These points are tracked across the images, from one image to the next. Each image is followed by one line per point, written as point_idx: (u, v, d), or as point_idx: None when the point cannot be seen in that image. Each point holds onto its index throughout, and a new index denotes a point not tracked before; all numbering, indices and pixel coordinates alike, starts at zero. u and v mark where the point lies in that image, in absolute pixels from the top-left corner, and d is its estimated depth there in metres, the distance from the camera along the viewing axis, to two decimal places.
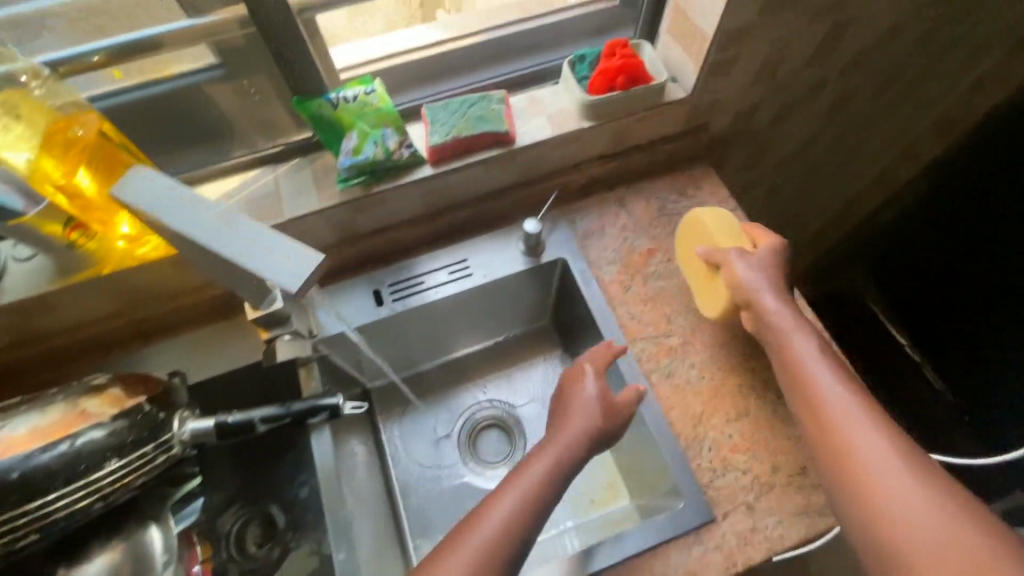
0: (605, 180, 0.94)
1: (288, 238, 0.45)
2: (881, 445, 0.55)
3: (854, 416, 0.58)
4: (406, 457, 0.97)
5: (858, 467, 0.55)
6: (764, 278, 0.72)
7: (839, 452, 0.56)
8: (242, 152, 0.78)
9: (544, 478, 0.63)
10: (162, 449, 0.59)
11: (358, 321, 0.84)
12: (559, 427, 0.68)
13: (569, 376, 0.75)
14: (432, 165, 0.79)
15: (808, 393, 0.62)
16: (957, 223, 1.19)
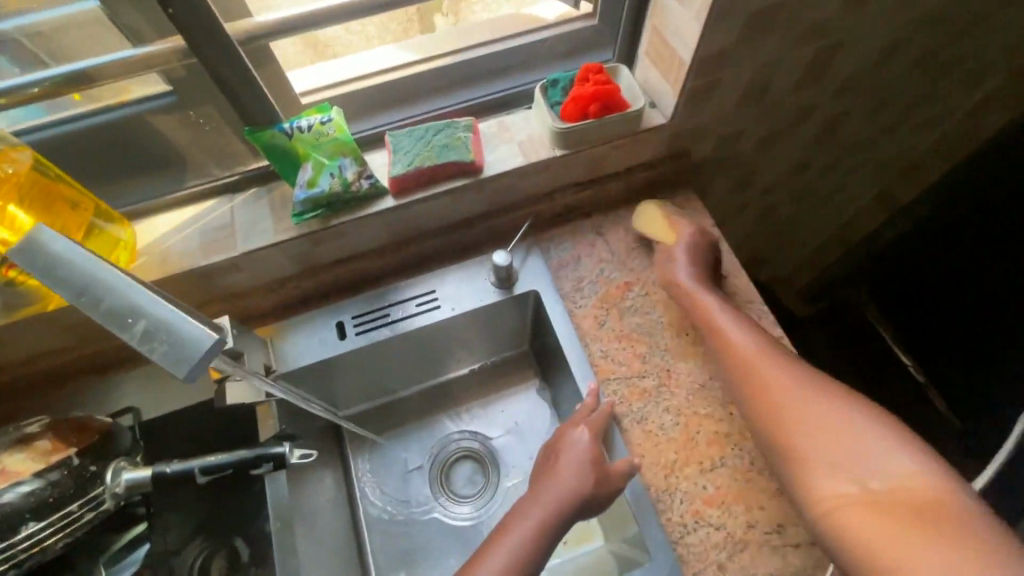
0: (583, 207, 0.90)
1: (196, 324, 0.45)
2: (792, 380, 0.66)
3: (768, 362, 0.69)
4: (375, 490, 0.94)
5: (778, 403, 0.65)
6: (682, 254, 0.80)
7: (764, 395, 0.67)
8: (197, 181, 0.75)
9: (531, 538, 0.65)
10: (90, 507, 0.58)
11: (320, 354, 0.81)
12: (545, 485, 0.69)
13: (561, 431, 0.75)
14: (394, 196, 0.75)
15: (730, 351, 0.72)
16: (950, 229, 1.18)
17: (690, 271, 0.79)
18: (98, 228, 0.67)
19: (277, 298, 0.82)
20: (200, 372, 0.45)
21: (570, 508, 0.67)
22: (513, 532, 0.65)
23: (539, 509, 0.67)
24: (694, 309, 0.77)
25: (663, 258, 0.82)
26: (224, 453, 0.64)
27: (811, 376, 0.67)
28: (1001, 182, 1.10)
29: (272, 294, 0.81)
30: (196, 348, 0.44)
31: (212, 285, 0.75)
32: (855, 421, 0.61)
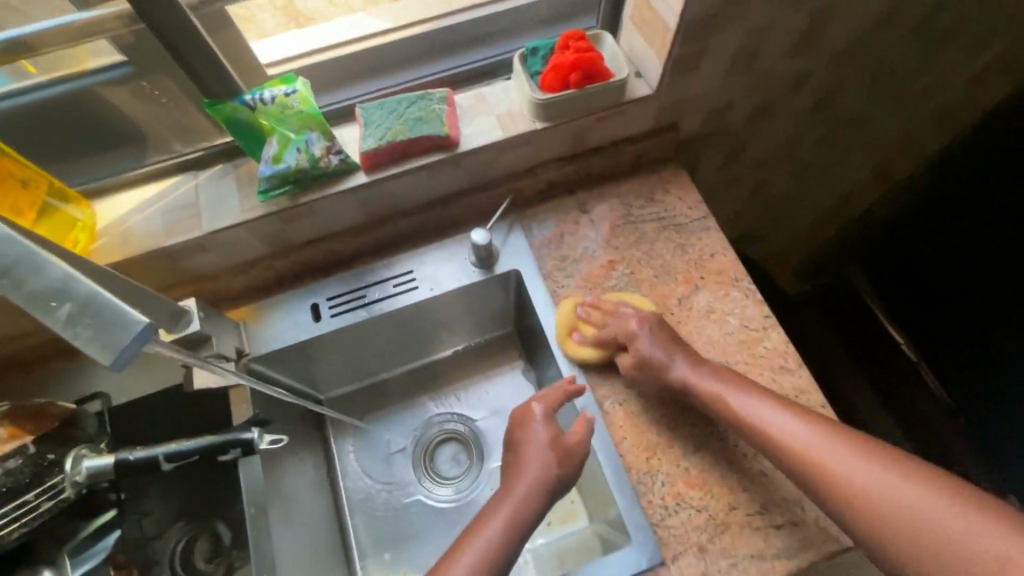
0: (566, 182, 0.87)
1: (126, 309, 0.42)
2: (877, 475, 0.56)
3: (834, 451, 0.59)
4: (357, 474, 0.92)
5: (880, 508, 0.55)
6: (664, 356, 0.70)
7: (856, 498, 0.56)
8: (160, 157, 0.72)
9: (500, 535, 0.62)
10: (47, 495, 0.59)
11: (294, 337, 0.79)
12: (512, 479, 0.67)
13: (518, 419, 0.72)
14: (366, 172, 0.72)
15: (792, 453, 0.61)
16: (946, 210, 1.14)
17: (680, 369, 0.69)
18: (51, 208, 0.65)
19: (249, 279, 0.79)
20: (129, 357, 0.43)
21: (541, 501, 0.65)
22: (483, 533, 0.62)
23: (508, 512, 0.64)
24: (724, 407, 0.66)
25: (640, 372, 0.72)
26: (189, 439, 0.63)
27: (889, 460, 0.57)
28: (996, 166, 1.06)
29: (243, 276, 0.78)
30: (121, 335, 0.42)
31: (178, 266, 0.72)
32: (966, 508, 0.52)
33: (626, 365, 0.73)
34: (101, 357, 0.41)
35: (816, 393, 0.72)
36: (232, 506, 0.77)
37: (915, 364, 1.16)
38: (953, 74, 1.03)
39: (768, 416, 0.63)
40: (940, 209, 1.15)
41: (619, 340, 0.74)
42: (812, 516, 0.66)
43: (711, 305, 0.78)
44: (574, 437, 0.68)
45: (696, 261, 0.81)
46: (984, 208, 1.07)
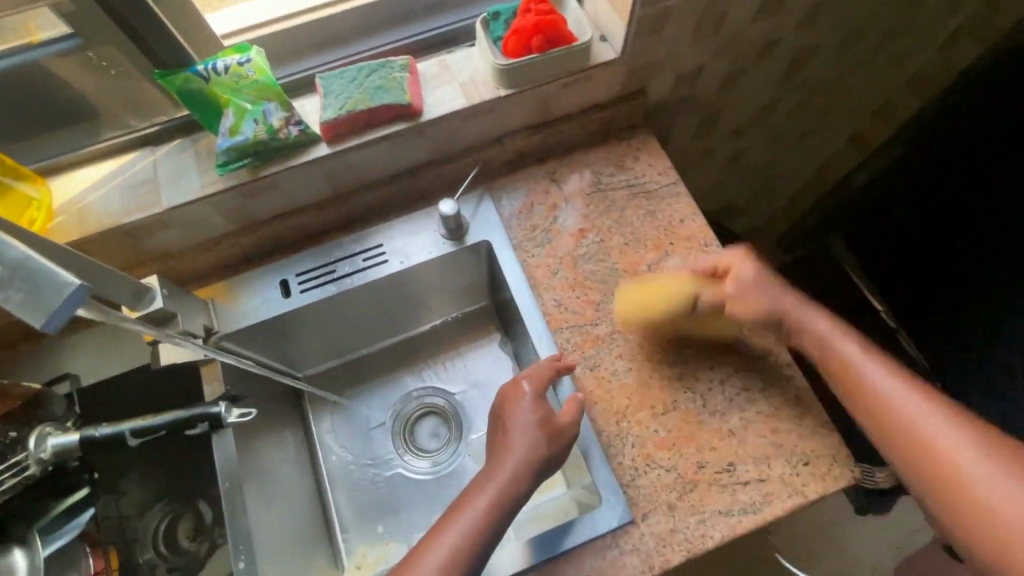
0: (535, 151, 0.86)
1: (59, 273, 0.41)
2: (912, 399, 0.62)
3: (878, 370, 0.65)
4: (336, 449, 0.92)
5: (907, 412, 0.62)
6: (761, 290, 0.72)
7: (887, 413, 0.63)
8: (116, 133, 0.71)
9: (485, 512, 0.61)
10: (11, 471, 0.60)
11: (264, 314, 0.78)
12: (498, 460, 0.65)
13: (506, 395, 0.71)
14: (328, 143, 0.71)
15: (844, 367, 0.67)
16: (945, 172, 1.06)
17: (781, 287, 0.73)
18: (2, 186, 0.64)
19: (215, 257, 0.78)
20: (63, 318, 0.42)
21: (527, 476, 0.64)
22: (466, 514, 0.61)
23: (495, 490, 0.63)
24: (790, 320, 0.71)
25: (733, 298, 0.73)
26: (156, 415, 0.64)
27: (923, 384, 0.64)
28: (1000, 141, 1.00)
29: (208, 254, 0.77)
30: (54, 297, 0.41)
31: (139, 244, 0.71)
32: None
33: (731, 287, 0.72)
34: (38, 323, 0.41)
35: (783, 353, 0.73)
36: (211, 485, 0.78)
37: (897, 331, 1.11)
38: (924, 37, 1.03)
39: (832, 332, 0.69)
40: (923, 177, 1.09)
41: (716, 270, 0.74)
42: (777, 472, 0.67)
43: (680, 270, 0.79)
44: (564, 417, 0.68)
45: (665, 227, 0.81)
46: (976, 187, 1.04)
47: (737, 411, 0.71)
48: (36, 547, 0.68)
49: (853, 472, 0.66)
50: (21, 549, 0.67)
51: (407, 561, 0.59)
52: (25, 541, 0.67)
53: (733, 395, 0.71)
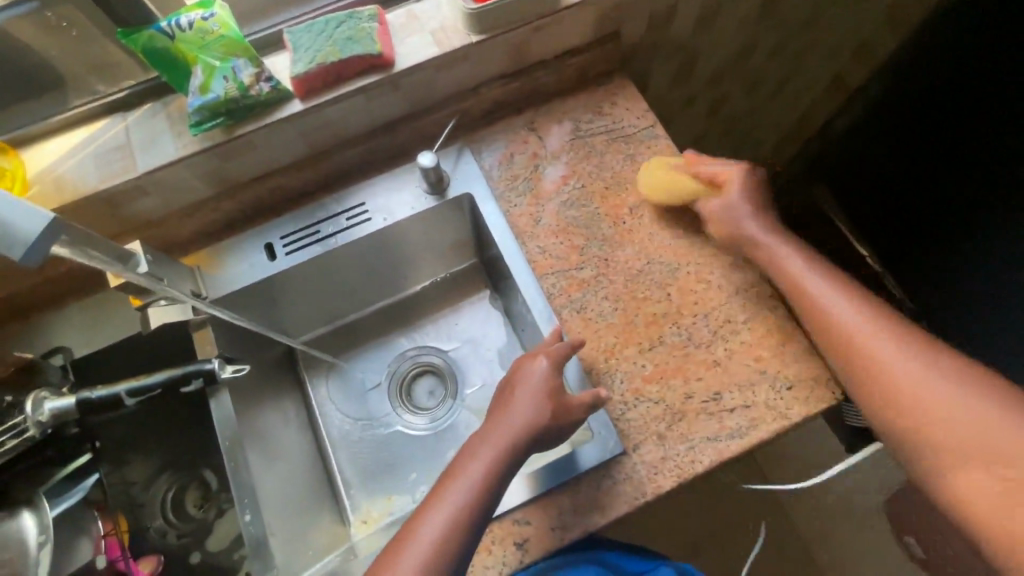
0: (512, 101, 0.85)
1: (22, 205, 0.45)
2: (905, 363, 0.60)
3: (933, 385, 0.58)
4: (336, 411, 0.94)
5: (880, 369, 0.61)
6: (747, 209, 0.73)
7: (856, 363, 0.62)
8: (84, 100, 0.70)
9: (483, 458, 0.62)
10: (12, 434, 0.62)
11: (251, 277, 0.79)
12: (498, 414, 0.65)
13: (524, 359, 0.69)
14: (302, 99, 0.70)
15: (888, 379, 0.60)
16: (934, 135, 1.05)
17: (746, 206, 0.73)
18: None
19: (197, 224, 0.78)
20: (40, 252, 0.46)
21: (523, 424, 0.64)
22: (467, 465, 0.62)
23: (494, 439, 0.63)
24: (817, 319, 0.65)
25: (720, 217, 0.74)
26: (149, 375, 0.67)
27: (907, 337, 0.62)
28: (996, 118, 0.97)
29: (189, 221, 0.77)
30: (31, 231, 0.45)
31: (119, 211, 0.71)
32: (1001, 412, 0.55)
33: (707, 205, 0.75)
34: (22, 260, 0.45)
35: (765, 285, 0.75)
36: (214, 452, 0.80)
37: (880, 273, 1.22)
38: None
39: (871, 334, 0.62)
40: (903, 141, 1.10)
41: (716, 180, 0.75)
42: (762, 398, 0.69)
43: (662, 212, 0.79)
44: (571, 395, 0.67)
45: None
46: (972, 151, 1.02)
47: (721, 342, 0.72)
48: (42, 507, 0.69)
49: (834, 393, 0.68)
50: (28, 515, 0.68)
51: (412, 519, 0.60)
52: (32, 502, 0.69)
53: (718, 327, 0.73)
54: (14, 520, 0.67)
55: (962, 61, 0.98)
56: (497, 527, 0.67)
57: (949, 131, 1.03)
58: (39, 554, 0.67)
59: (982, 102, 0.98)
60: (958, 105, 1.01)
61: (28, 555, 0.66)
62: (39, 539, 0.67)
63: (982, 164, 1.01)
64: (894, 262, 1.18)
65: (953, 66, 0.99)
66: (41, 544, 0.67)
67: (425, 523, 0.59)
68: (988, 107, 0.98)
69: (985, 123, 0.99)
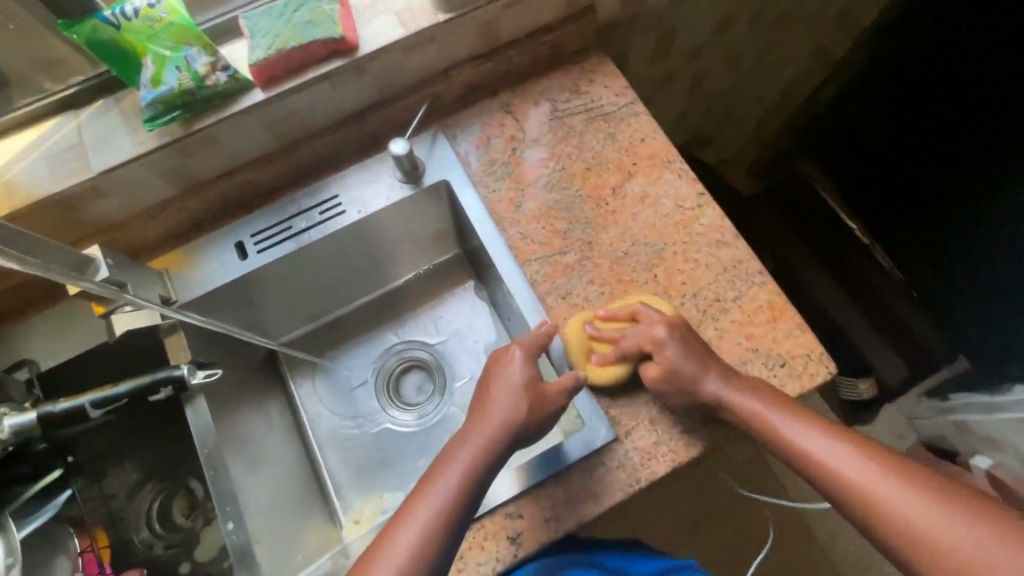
0: (487, 83, 0.82)
1: None
2: (907, 500, 0.53)
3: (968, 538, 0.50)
4: (322, 411, 0.91)
5: (884, 510, 0.53)
6: (696, 369, 0.63)
7: (854, 504, 0.55)
8: (30, 99, 0.66)
9: (465, 456, 0.60)
10: None
11: (223, 278, 0.76)
12: (479, 414, 0.63)
13: (496, 356, 0.68)
14: (263, 89, 0.67)
15: (951, 561, 0.50)
16: (931, 133, 1.05)
17: (688, 362, 0.63)
18: None
19: (162, 225, 0.75)
20: None
21: (504, 424, 0.62)
22: (447, 466, 0.60)
23: (473, 440, 0.61)
24: (800, 458, 0.59)
25: (665, 385, 0.64)
26: (115, 385, 0.64)
27: (899, 467, 0.55)
28: (992, 119, 0.94)
29: (155, 221, 0.74)
30: None
31: (76, 214, 0.67)
32: None
33: (646, 371, 0.66)
34: None
35: (754, 261, 0.73)
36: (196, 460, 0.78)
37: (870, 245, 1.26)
38: None
39: (861, 471, 0.55)
40: (902, 136, 1.11)
41: (643, 348, 0.66)
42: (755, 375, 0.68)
43: (645, 190, 0.77)
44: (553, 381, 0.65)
45: (627, 148, 0.79)
46: (966, 151, 1.00)
47: (711, 321, 0.71)
48: (9, 528, 0.62)
49: (828, 367, 0.67)
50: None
51: (389, 526, 0.57)
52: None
53: (707, 306, 0.71)
54: None
55: (960, 62, 0.96)
56: (489, 522, 0.65)
57: (944, 132, 1.02)
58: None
59: (983, 102, 0.94)
60: (957, 106, 0.99)
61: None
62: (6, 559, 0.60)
63: (981, 165, 0.98)
64: (896, 247, 1.21)
65: (952, 65, 0.98)
66: (10, 567, 0.60)
67: (404, 531, 0.56)
68: (987, 107, 0.94)
69: (983, 126, 0.95)
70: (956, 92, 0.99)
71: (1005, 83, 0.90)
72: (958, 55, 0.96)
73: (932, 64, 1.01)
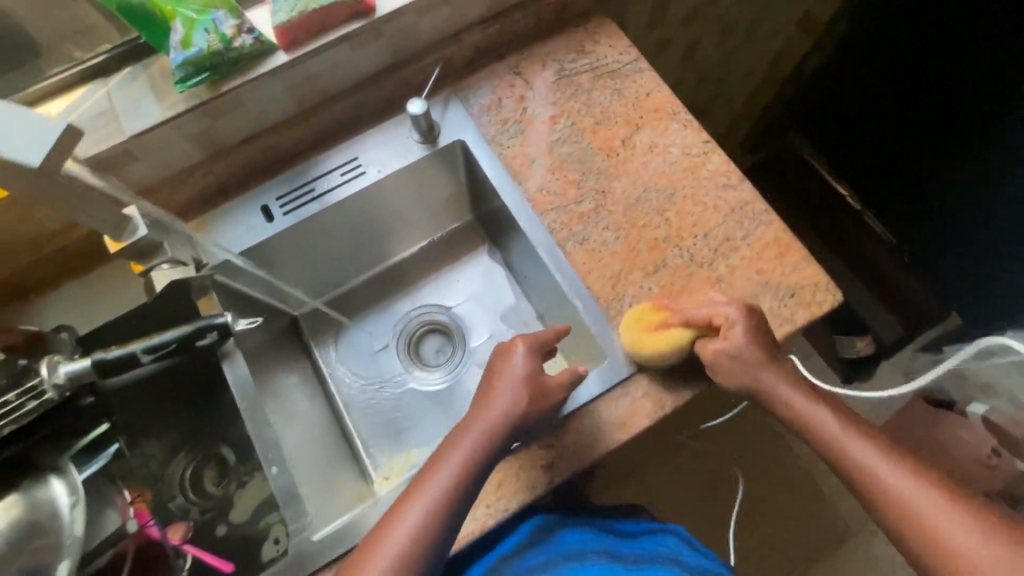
0: (495, 47, 0.85)
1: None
2: (923, 500, 0.56)
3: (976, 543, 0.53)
4: (346, 374, 0.94)
5: (901, 502, 0.57)
6: (755, 356, 0.64)
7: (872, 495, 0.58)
8: (61, 67, 0.68)
9: (471, 436, 0.63)
10: (30, 396, 0.60)
11: (252, 239, 0.78)
12: (479, 408, 0.65)
13: (500, 348, 0.70)
14: (286, 51, 0.70)
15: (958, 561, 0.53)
16: (933, 135, 1.09)
17: (750, 344, 0.64)
18: None
19: (190, 190, 0.77)
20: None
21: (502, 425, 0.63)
22: (448, 454, 0.62)
23: (473, 429, 0.63)
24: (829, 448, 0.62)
25: (725, 367, 0.65)
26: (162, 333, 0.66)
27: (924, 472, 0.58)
28: (995, 121, 0.98)
29: (184, 186, 0.76)
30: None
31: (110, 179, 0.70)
32: None
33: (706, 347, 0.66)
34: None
35: (760, 201, 0.77)
36: (226, 428, 0.78)
37: (861, 211, 1.34)
38: None
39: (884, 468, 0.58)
40: (906, 130, 1.15)
41: (710, 323, 0.66)
42: (767, 306, 0.72)
43: (652, 141, 0.81)
44: (554, 381, 0.67)
45: (632, 103, 0.83)
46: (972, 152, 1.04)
47: (723, 259, 0.74)
48: (70, 471, 0.63)
49: (835, 295, 0.71)
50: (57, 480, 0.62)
51: (400, 499, 0.61)
52: (59, 467, 0.63)
53: (717, 245, 0.75)
54: (44, 487, 0.61)
55: (964, 69, 0.99)
56: (524, 454, 0.69)
57: (945, 132, 1.07)
58: (75, 513, 0.61)
59: (981, 100, 0.99)
60: (961, 104, 1.02)
61: (61, 517, 0.60)
62: (72, 501, 0.61)
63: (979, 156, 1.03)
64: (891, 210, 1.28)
65: (958, 71, 1.00)
66: (74, 505, 0.61)
67: (410, 516, 0.59)
68: (994, 107, 0.97)
69: (986, 128, 1.00)
70: (959, 92, 1.02)
71: (1005, 85, 0.94)
72: (960, 55, 0.99)
73: (931, 65, 1.04)
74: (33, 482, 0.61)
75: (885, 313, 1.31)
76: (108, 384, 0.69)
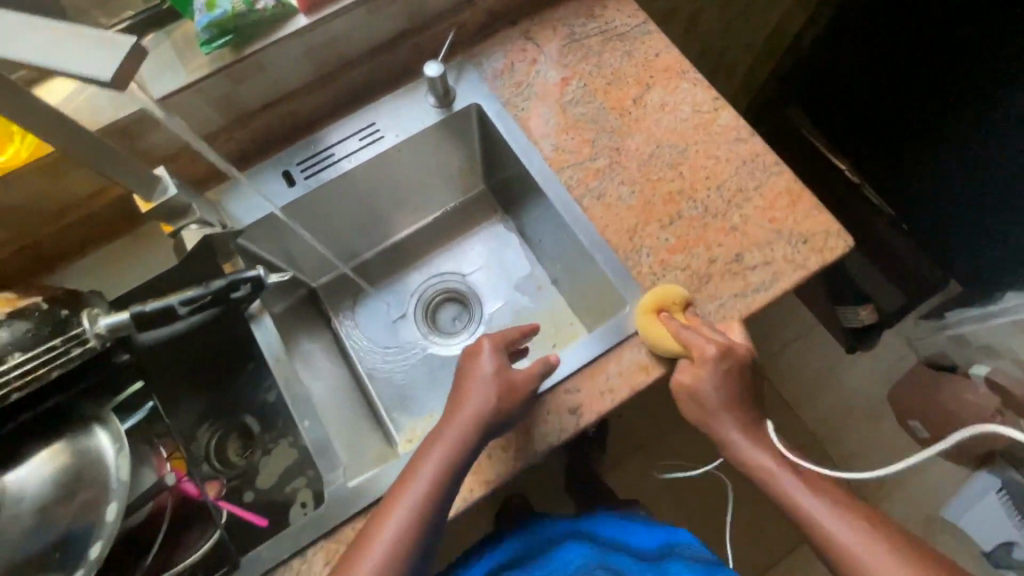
0: (506, 12, 0.87)
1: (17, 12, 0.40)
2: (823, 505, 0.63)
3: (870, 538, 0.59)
4: (365, 342, 0.96)
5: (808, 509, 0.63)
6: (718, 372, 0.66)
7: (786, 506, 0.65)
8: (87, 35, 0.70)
9: (447, 442, 0.64)
10: (75, 342, 0.62)
11: (276, 203, 0.80)
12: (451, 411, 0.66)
13: (467, 351, 0.71)
14: (306, 15, 0.71)
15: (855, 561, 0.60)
16: (933, 133, 1.13)
17: (713, 378, 0.66)
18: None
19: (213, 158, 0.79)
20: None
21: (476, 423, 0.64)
22: (420, 463, 0.64)
23: (446, 436, 0.64)
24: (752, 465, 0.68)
25: (697, 370, 0.67)
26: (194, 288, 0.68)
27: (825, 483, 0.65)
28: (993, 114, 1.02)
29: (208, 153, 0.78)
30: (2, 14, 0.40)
31: (137, 144, 0.71)
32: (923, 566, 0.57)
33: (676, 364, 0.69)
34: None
35: (770, 154, 0.79)
36: (247, 396, 0.79)
37: (859, 184, 1.33)
38: None
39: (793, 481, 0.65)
40: (899, 125, 1.18)
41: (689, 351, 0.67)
42: (781, 253, 0.74)
43: (663, 100, 0.82)
44: (520, 374, 0.68)
45: (643, 63, 0.84)
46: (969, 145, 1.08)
47: (737, 210, 0.76)
48: (111, 420, 0.63)
49: (846, 240, 0.73)
50: (100, 429, 0.62)
51: (381, 508, 0.62)
52: (102, 418, 0.63)
53: (731, 196, 0.77)
54: (88, 436, 0.61)
55: (956, 71, 1.04)
56: (551, 399, 0.71)
57: (944, 131, 1.11)
58: (119, 457, 0.61)
59: (979, 95, 1.03)
60: (956, 100, 1.06)
61: (107, 461, 0.61)
62: (116, 448, 0.61)
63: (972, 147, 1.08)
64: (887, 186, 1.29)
65: (954, 74, 1.04)
66: (119, 450, 0.62)
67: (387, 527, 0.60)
68: (993, 103, 1.01)
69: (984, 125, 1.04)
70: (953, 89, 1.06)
71: (1002, 82, 0.99)
72: (953, 55, 1.03)
73: (931, 66, 1.07)
74: (78, 431, 0.62)
75: (886, 282, 1.33)
76: (139, 341, 0.72)
